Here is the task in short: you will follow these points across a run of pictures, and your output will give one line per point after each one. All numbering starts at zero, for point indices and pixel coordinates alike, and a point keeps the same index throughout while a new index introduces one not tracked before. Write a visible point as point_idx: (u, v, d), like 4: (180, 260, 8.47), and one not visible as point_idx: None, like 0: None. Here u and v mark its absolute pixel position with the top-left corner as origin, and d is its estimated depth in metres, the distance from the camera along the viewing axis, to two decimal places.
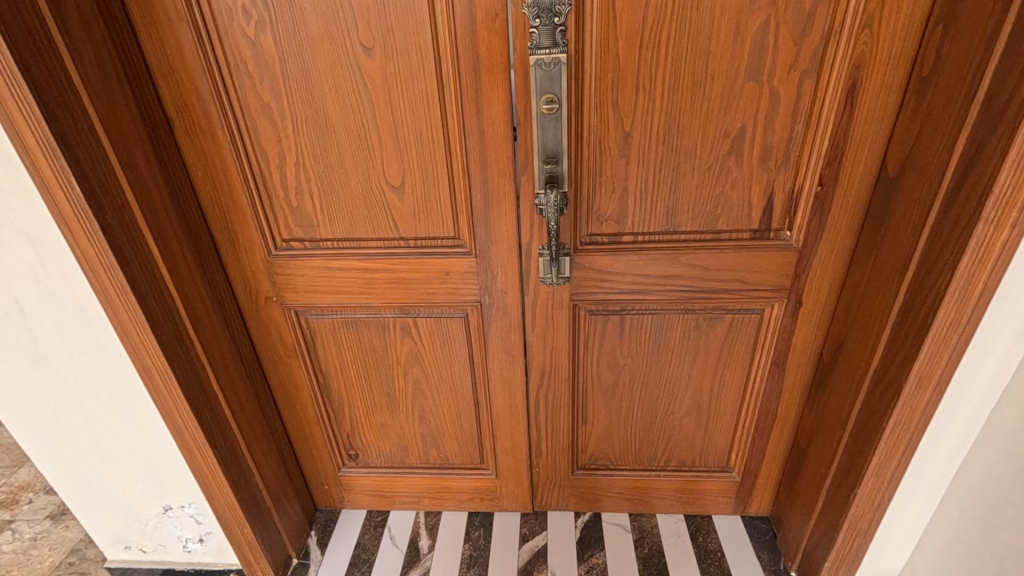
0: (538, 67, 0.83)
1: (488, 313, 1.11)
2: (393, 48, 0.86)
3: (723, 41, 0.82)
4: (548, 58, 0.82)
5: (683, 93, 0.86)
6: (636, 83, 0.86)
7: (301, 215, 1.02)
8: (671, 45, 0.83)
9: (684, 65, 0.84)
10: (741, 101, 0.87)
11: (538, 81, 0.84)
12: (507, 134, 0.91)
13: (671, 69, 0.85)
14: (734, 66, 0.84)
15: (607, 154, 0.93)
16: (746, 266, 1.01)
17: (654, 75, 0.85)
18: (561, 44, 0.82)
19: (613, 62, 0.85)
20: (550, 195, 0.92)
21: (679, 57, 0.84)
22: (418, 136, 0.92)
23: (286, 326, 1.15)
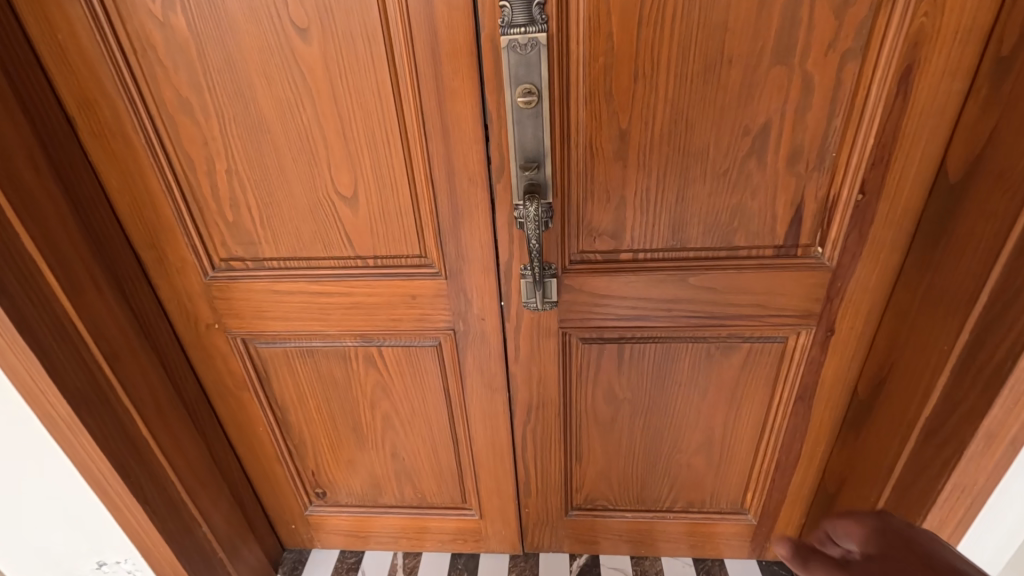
0: (512, 49, 0.67)
1: (463, 342, 0.95)
2: (331, 26, 0.69)
3: (745, 14, 0.65)
4: (523, 39, 0.66)
5: (693, 81, 0.69)
6: (633, 69, 0.69)
7: (239, 230, 0.86)
8: (679, 20, 0.66)
9: (693, 45, 0.67)
10: (767, 90, 0.70)
11: (512, 68, 0.68)
12: (476, 133, 0.74)
13: (678, 50, 0.68)
14: (758, 46, 0.67)
15: (600, 157, 0.76)
16: (768, 289, 0.85)
17: (656, 59, 0.68)
18: (540, 21, 0.65)
19: (606, 43, 0.68)
20: (531, 208, 0.76)
21: (689, 36, 0.67)
22: (370, 136, 0.76)
23: (233, 355, 1.00)
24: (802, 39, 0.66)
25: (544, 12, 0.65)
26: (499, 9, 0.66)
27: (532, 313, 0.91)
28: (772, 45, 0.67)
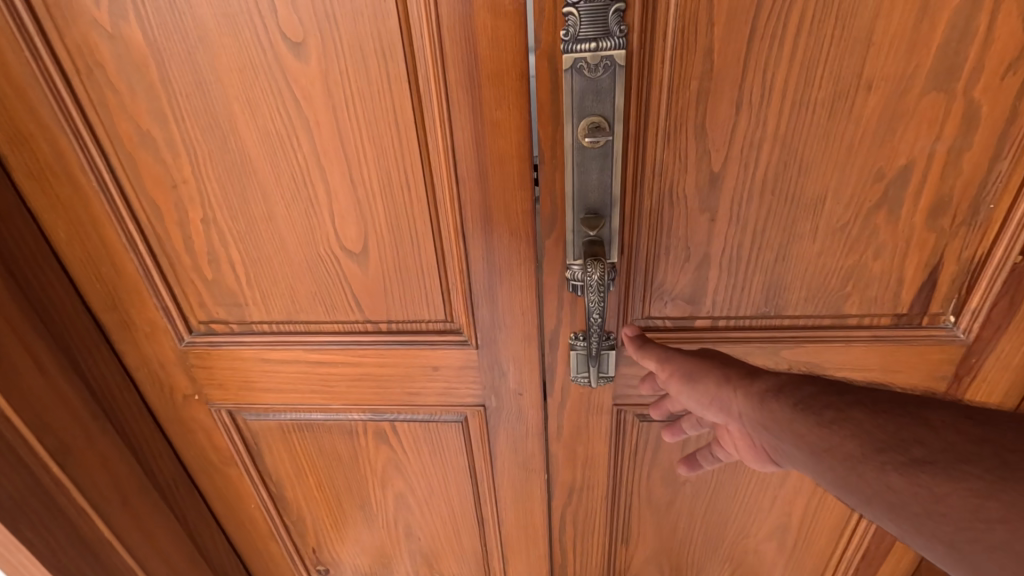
0: (578, 72, 0.50)
1: (495, 419, 0.78)
2: (335, 39, 0.52)
3: (897, 24, 0.48)
4: (593, 58, 0.50)
5: (815, 112, 0.53)
6: (736, 97, 0.52)
7: (220, 289, 0.69)
8: (805, 32, 0.49)
9: (821, 66, 0.50)
10: (913, 124, 0.53)
11: (576, 96, 0.51)
12: (523, 176, 0.57)
13: (800, 73, 0.51)
14: (908, 67, 0.50)
15: (681, 206, 0.59)
16: (880, 365, 0.67)
17: (768, 84, 0.52)
18: (617, 35, 0.49)
19: (703, 63, 0.51)
20: (594, 273, 0.58)
21: (817, 54, 0.50)
22: (385, 180, 0.59)
23: (217, 429, 0.84)
24: (972, 58, 0.49)
25: (623, 22, 0.49)
26: (562, 17, 0.49)
27: (581, 388, 0.74)
28: (928, 66, 0.50)
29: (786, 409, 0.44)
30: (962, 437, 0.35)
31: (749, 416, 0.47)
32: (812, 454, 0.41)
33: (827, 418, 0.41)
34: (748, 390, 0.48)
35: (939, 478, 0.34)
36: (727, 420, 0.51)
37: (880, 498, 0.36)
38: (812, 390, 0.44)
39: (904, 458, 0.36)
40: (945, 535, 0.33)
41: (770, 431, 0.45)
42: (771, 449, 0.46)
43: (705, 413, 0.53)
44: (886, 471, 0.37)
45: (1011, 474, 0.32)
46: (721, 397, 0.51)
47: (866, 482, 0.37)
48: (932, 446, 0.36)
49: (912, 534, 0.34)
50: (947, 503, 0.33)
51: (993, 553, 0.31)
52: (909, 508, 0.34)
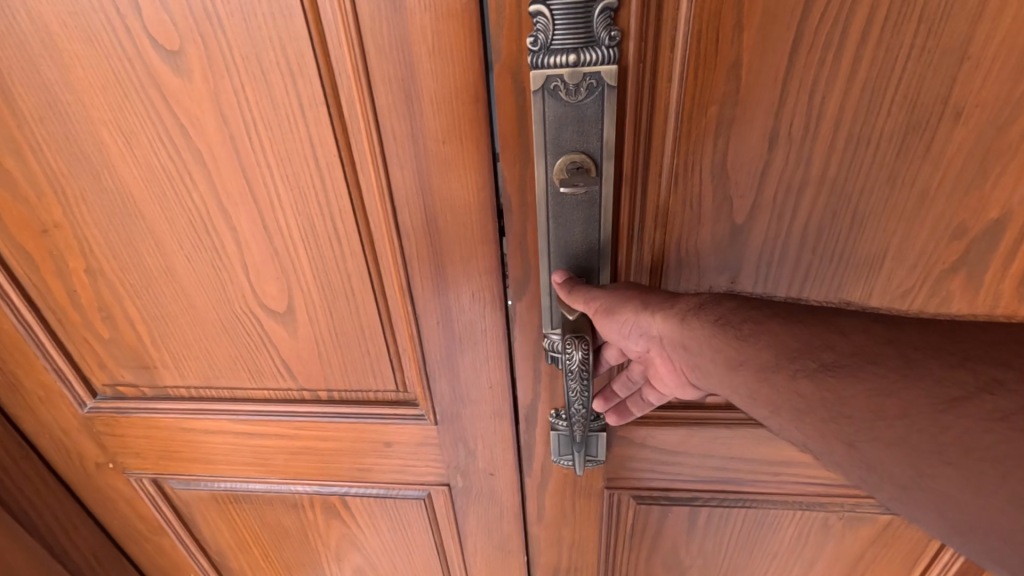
0: (552, 94, 0.37)
1: (462, 499, 0.65)
2: (220, 46, 0.38)
3: (1005, 29, 0.34)
4: (574, 79, 0.36)
5: (878, 148, 0.39)
6: (770, 128, 0.39)
7: (121, 349, 0.56)
8: (872, 42, 0.35)
9: (893, 86, 0.36)
10: (1013, 166, 0.39)
11: (551, 124, 0.38)
12: (485, 227, 0.44)
13: (861, 96, 0.37)
14: (1015, 89, 0.36)
15: (691, 266, 0.45)
16: None
17: (816, 110, 0.38)
18: (605, 44, 0.35)
19: (726, 82, 0.37)
20: (574, 353, 0.45)
21: (886, 71, 0.36)
22: (308, 228, 0.46)
23: (141, 497, 0.71)
24: None
25: (614, 25, 0.35)
26: (530, 18, 0.35)
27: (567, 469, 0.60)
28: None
29: (707, 325, 0.38)
30: (869, 338, 0.33)
31: (669, 337, 0.40)
32: (732, 371, 0.36)
33: (745, 330, 0.36)
34: (667, 310, 0.40)
35: (844, 381, 0.31)
36: (647, 345, 0.43)
37: (789, 407, 0.33)
38: (730, 304, 0.38)
39: (814, 365, 0.33)
40: (847, 435, 0.31)
41: (693, 352, 0.38)
42: (688, 370, 0.40)
43: (617, 343, 0.44)
44: (797, 378, 0.33)
45: (911, 368, 0.30)
46: (637, 322, 0.41)
47: (777, 392, 0.34)
48: (841, 350, 0.33)
49: (815, 438, 0.32)
50: (851, 403, 0.31)
51: (891, 450, 0.29)
52: (816, 414, 0.32)
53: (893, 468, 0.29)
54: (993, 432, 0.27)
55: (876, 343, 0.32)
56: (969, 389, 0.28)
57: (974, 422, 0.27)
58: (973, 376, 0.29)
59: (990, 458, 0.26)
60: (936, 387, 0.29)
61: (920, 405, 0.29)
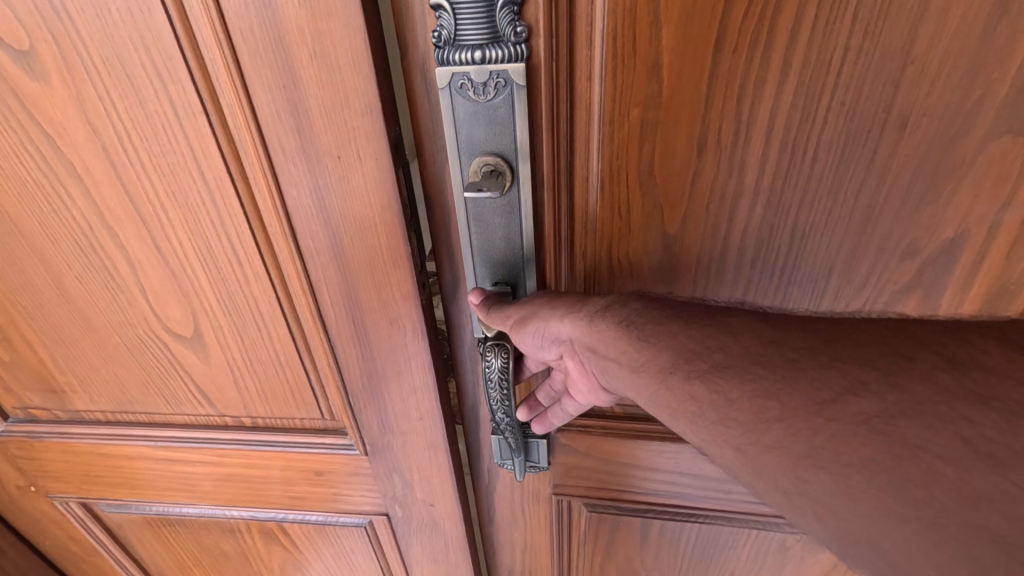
0: (459, 92, 0.34)
1: (404, 528, 0.61)
2: (76, 48, 0.33)
3: (951, 30, 0.30)
4: (482, 76, 0.33)
5: (815, 160, 0.35)
6: (697, 135, 0.35)
7: (25, 372, 0.52)
8: (800, 43, 0.31)
9: (828, 91, 0.33)
10: (969, 181, 0.35)
11: (463, 124, 0.36)
12: (396, 252, 0.39)
13: (794, 102, 0.33)
14: (966, 95, 0.32)
15: (625, 277, 0.42)
16: None
17: (745, 117, 0.34)
18: (511, 41, 0.32)
19: (648, 82, 0.34)
20: (493, 360, 0.43)
21: (818, 75, 0.32)
22: (204, 250, 0.41)
23: (72, 520, 0.68)
24: None
25: (520, 20, 0.32)
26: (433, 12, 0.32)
27: (509, 475, 0.58)
28: (999, 96, 0.32)
29: (613, 327, 0.38)
30: (755, 339, 0.33)
31: (579, 340, 0.40)
32: (632, 374, 0.36)
33: (647, 331, 0.37)
34: (574, 313, 0.40)
35: (732, 383, 0.32)
36: (562, 351, 0.43)
37: (684, 409, 0.33)
38: (635, 305, 0.38)
39: (706, 366, 0.33)
40: (735, 439, 0.30)
41: (601, 354, 0.38)
42: (600, 373, 0.40)
43: (533, 354, 0.44)
44: (690, 380, 0.33)
45: (792, 372, 0.30)
46: (547, 329, 0.41)
47: (672, 395, 0.34)
48: (731, 350, 0.33)
49: (709, 442, 0.32)
50: (739, 407, 0.31)
51: (773, 452, 0.29)
52: (707, 417, 0.32)
53: (775, 474, 0.28)
54: (860, 435, 0.27)
55: (760, 343, 0.33)
56: (839, 392, 0.28)
57: (843, 424, 0.27)
58: (842, 379, 0.29)
59: (857, 463, 0.26)
60: (811, 389, 0.29)
61: (797, 408, 0.29)
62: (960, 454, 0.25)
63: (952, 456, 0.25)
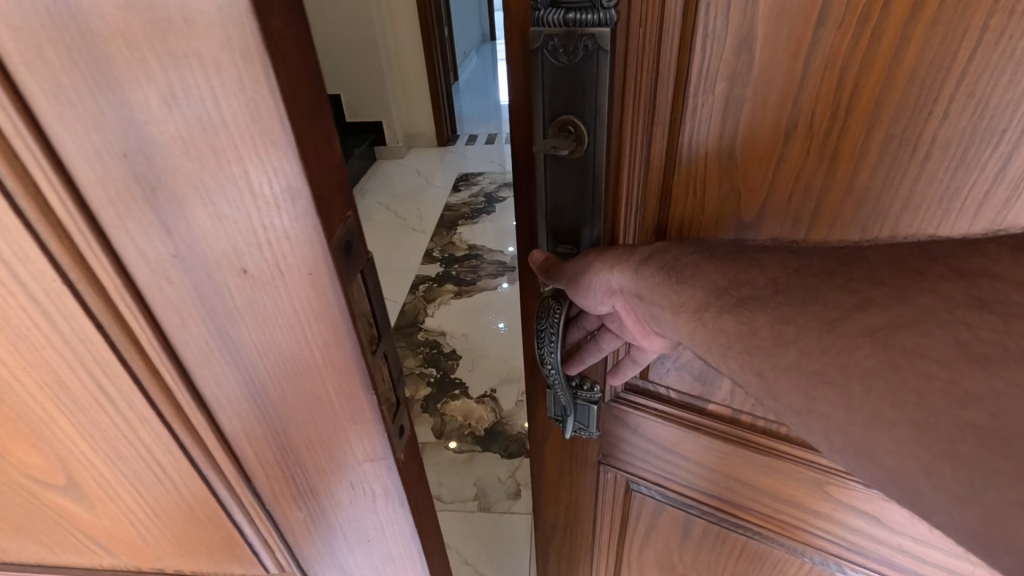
0: (550, 55, 0.54)
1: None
2: None
3: None
4: (562, 39, 0.53)
5: (917, 146, 0.50)
6: (788, 112, 0.52)
7: None
8: (911, 51, 0.46)
9: (945, 86, 0.47)
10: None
11: (547, 88, 0.57)
12: (339, 373, 0.30)
13: (913, 91, 0.48)
14: None
15: (688, 219, 0.62)
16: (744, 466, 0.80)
17: (842, 110, 0.51)
18: (603, 8, 0.51)
19: (739, 62, 0.51)
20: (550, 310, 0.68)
21: (941, 70, 0.46)
22: (55, 387, 0.32)
23: None
24: None
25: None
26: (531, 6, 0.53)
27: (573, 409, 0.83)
28: None
29: (653, 273, 0.58)
30: (779, 271, 0.49)
31: (627, 287, 0.60)
32: (675, 307, 0.55)
33: (687, 273, 0.55)
34: (623, 260, 0.61)
35: (758, 311, 0.48)
36: (611, 300, 0.64)
37: (718, 333, 0.50)
38: (679, 250, 0.58)
39: (735, 299, 0.50)
40: (758, 362, 0.46)
41: (642, 292, 0.59)
42: (642, 309, 0.60)
43: (592, 305, 0.66)
44: (721, 313, 0.50)
45: (808, 298, 0.45)
46: (597, 280, 0.62)
47: (722, 322, 0.50)
48: (756, 283, 0.50)
49: (739, 357, 0.48)
50: (763, 330, 0.46)
51: (791, 368, 0.43)
52: (736, 342, 0.48)
53: (794, 384, 0.43)
54: (863, 346, 0.40)
55: (783, 273, 0.49)
56: (851, 310, 0.42)
57: (852, 335, 0.40)
58: (855, 299, 0.42)
59: (864, 372, 0.39)
60: (825, 313, 0.43)
61: (826, 329, 0.42)
62: (957, 357, 0.36)
63: (946, 361, 0.36)
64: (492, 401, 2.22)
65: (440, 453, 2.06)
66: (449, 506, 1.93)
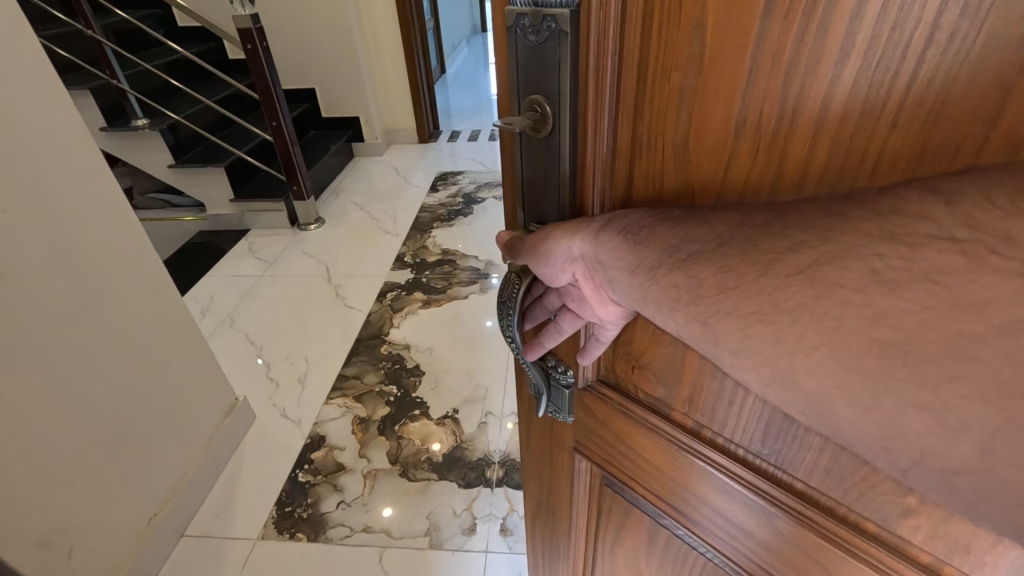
0: (521, 33, 0.70)
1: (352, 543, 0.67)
2: None
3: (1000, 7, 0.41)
4: (527, 28, 0.69)
5: (877, 126, 0.50)
6: (736, 100, 0.58)
7: None
8: (853, 63, 0.49)
9: (892, 71, 0.47)
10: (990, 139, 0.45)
11: (520, 72, 0.73)
12: None
13: (858, 79, 0.49)
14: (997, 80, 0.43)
15: (651, 195, 0.73)
16: (694, 471, 0.91)
17: (792, 105, 0.54)
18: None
19: (691, 54, 0.59)
20: (522, 282, 0.88)
21: (895, 55, 0.46)
22: None
23: None
24: None
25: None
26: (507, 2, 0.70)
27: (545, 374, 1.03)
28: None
29: (608, 239, 0.72)
30: (729, 226, 0.61)
31: (587, 254, 0.76)
32: (631, 266, 0.70)
33: (640, 235, 0.69)
34: (583, 230, 0.75)
35: (705, 265, 0.63)
36: (574, 269, 0.79)
37: (670, 283, 0.66)
38: (626, 219, 0.71)
39: (684, 255, 0.65)
40: (701, 305, 0.62)
41: (602, 257, 0.73)
42: (602, 275, 0.75)
43: (558, 274, 0.81)
44: (672, 271, 0.66)
45: (747, 247, 0.59)
46: (566, 250, 0.78)
47: (672, 276, 0.66)
48: (706, 238, 0.63)
49: (688, 298, 0.64)
50: (706, 279, 0.62)
51: (728, 301, 0.60)
52: (686, 293, 0.64)
53: (729, 315, 0.60)
54: (793, 284, 0.55)
55: (730, 227, 0.61)
56: (784, 251, 0.57)
57: (783, 275, 0.56)
58: (787, 243, 0.56)
59: (796, 301, 0.54)
60: (760, 257, 0.58)
61: (750, 269, 0.59)
62: (870, 283, 0.50)
63: (860, 285, 0.50)
64: (453, 423, 2.57)
65: (394, 480, 2.34)
66: (398, 543, 2.11)
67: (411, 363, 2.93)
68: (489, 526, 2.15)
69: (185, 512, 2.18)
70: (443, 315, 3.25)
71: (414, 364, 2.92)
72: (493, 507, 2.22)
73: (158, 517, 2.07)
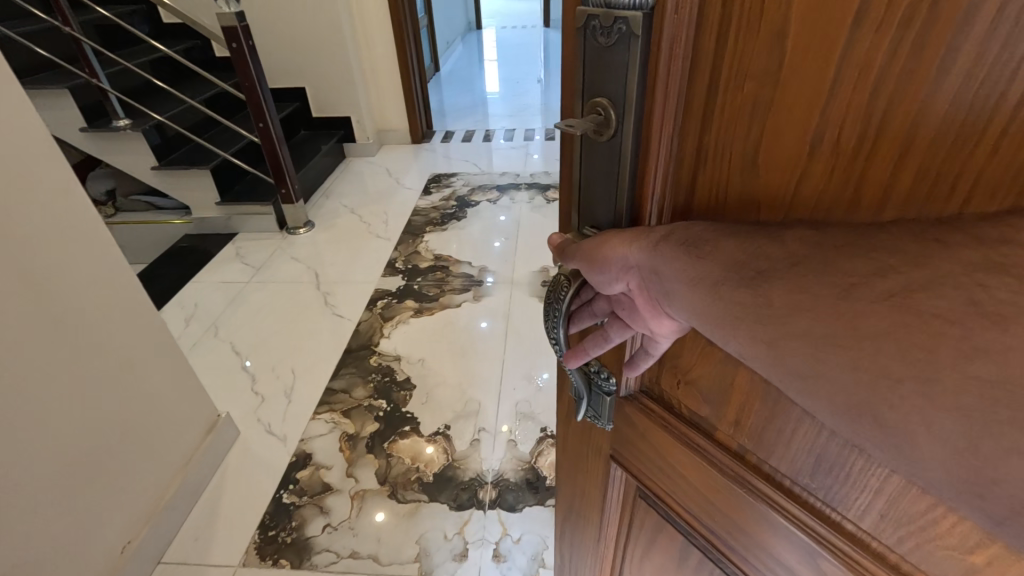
0: (590, 34, 0.61)
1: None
2: None
3: None
4: (597, 26, 0.60)
5: (970, 148, 0.40)
6: (818, 112, 0.49)
7: None
8: (954, 74, 0.40)
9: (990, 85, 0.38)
10: None
11: (587, 71, 0.65)
12: None
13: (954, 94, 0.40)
14: None
15: (712, 212, 0.62)
16: (746, 508, 0.75)
17: (877, 119, 0.45)
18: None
19: (770, 59, 0.50)
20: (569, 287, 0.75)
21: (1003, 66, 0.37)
22: None
23: None
24: None
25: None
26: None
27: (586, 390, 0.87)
28: None
29: (666, 252, 0.61)
30: (801, 242, 0.51)
31: (643, 266, 0.64)
32: (692, 284, 0.59)
33: (704, 250, 0.58)
34: (636, 243, 0.64)
35: (775, 284, 0.52)
36: (627, 278, 0.66)
37: (736, 302, 0.55)
38: (685, 237, 0.60)
39: (752, 273, 0.54)
40: (770, 331, 0.52)
41: (659, 271, 0.62)
42: (659, 291, 0.63)
43: (610, 283, 0.68)
44: (737, 289, 0.55)
45: (823, 268, 0.48)
46: (617, 258, 0.66)
47: (736, 295, 0.55)
48: (776, 256, 0.52)
49: (753, 320, 0.53)
50: (777, 301, 0.51)
51: (799, 330, 0.49)
52: (749, 314, 0.53)
53: (800, 344, 0.49)
54: (878, 311, 0.44)
55: (803, 247, 0.50)
56: (866, 276, 0.45)
57: (865, 301, 0.45)
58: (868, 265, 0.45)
59: (881, 333, 0.44)
60: (841, 279, 0.47)
61: (829, 294, 0.48)
62: (970, 315, 0.40)
63: (958, 316, 0.40)
64: (444, 440, 2.36)
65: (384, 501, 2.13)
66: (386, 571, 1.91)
67: (401, 375, 2.72)
68: (482, 551, 1.95)
69: (162, 538, 1.96)
70: (435, 324, 3.03)
71: (404, 376, 2.71)
72: (486, 531, 2.02)
73: (133, 544, 1.84)
